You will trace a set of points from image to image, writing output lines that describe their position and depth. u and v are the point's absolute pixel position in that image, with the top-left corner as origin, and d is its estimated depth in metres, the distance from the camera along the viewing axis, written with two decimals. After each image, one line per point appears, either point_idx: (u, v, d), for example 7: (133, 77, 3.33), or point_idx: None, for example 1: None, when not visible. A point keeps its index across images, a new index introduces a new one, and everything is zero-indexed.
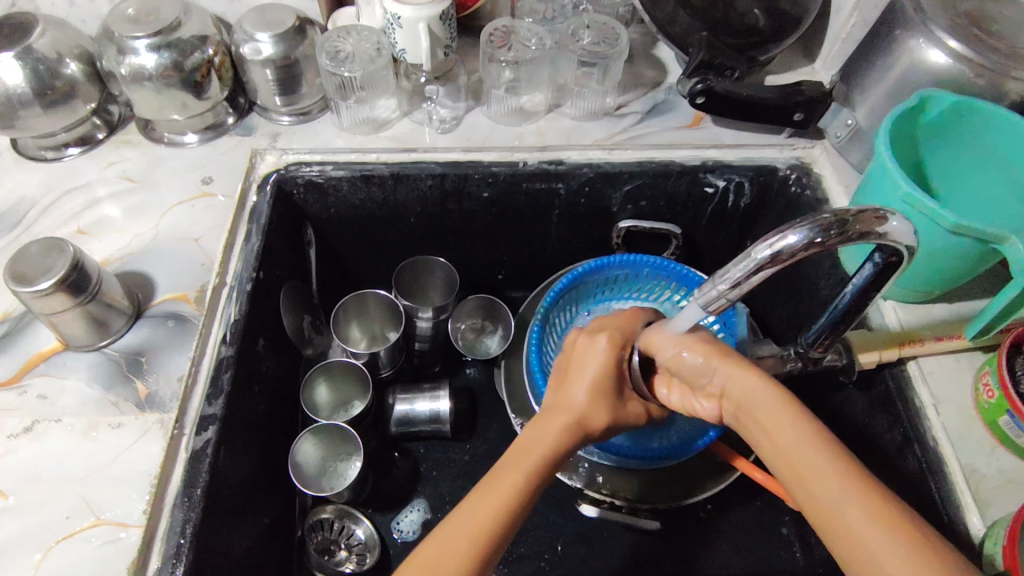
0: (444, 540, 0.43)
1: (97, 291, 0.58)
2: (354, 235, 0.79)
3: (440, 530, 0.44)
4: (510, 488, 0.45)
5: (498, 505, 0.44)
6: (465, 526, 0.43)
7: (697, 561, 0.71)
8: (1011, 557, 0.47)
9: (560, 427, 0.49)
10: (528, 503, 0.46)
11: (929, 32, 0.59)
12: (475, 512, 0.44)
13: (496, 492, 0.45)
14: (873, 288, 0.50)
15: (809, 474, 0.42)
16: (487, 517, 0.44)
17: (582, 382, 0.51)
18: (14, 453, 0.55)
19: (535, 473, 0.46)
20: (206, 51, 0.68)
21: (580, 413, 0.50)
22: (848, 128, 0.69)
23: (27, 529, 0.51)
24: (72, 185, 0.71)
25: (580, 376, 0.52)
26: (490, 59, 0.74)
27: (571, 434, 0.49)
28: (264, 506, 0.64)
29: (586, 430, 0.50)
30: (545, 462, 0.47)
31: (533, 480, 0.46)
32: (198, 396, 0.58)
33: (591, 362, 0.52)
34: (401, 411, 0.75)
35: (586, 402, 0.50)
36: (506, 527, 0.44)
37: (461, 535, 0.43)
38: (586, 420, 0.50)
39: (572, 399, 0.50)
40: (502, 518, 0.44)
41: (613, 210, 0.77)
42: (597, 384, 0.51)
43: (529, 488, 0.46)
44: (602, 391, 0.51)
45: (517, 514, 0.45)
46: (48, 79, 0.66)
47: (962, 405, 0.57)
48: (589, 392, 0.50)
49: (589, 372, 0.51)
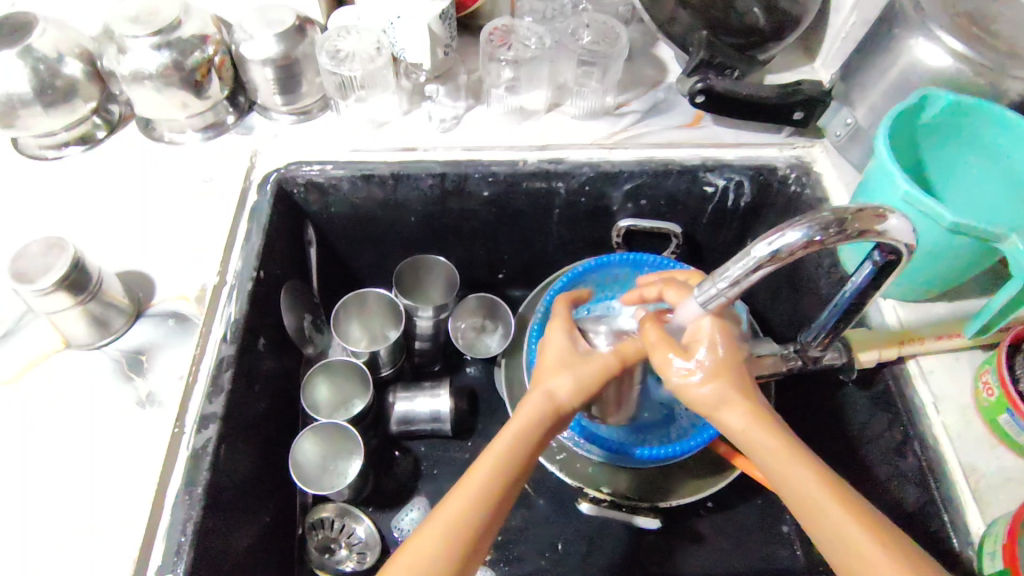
0: (429, 537, 0.44)
1: (97, 290, 0.58)
2: (354, 235, 0.79)
3: (425, 525, 0.45)
4: (488, 474, 0.46)
5: (477, 495, 0.46)
6: (446, 517, 0.45)
7: (698, 559, 0.71)
8: (1011, 555, 0.47)
9: (530, 402, 0.51)
10: (507, 491, 0.47)
11: (928, 31, 0.59)
12: (457, 504, 0.45)
13: (473, 480, 0.46)
14: (873, 286, 0.50)
15: (808, 506, 0.43)
16: (467, 506, 0.45)
17: (551, 364, 0.53)
18: (15, 452, 0.55)
19: (511, 454, 0.48)
20: (205, 51, 0.69)
21: (547, 386, 0.52)
22: (848, 127, 0.70)
23: (27, 527, 0.51)
24: (72, 184, 0.71)
25: (548, 358, 0.54)
26: (490, 58, 0.75)
27: (542, 408, 0.50)
28: (265, 504, 0.64)
29: (558, 402, 0.51)
30: (517, 440, 0.48)
31: (510, 463, 0.47)
32: (198, 395, 0.58)
33: (550, 345, 0.55)
34: (401, 411, 0.75)
35: (552, 378, 0.52)
36: (488, 514, 0.45)
37: (444, 528, 0.44)
38: (554, 392, 0.51)
39: (541, 378, 0.53)
40: (481, 504, 0.45)
41: (613, 209, 0.78)
42: (564, 364, 0.53)
43: (506, 470, 0.47)
44: (566, 364, 0.53)
45: (497, 500, 0.46)
46: (49, 79, 0.66)
47: (962, 403, 0.57)
48: (555, 370, 0.53)
49: (555, 353, 0.54)
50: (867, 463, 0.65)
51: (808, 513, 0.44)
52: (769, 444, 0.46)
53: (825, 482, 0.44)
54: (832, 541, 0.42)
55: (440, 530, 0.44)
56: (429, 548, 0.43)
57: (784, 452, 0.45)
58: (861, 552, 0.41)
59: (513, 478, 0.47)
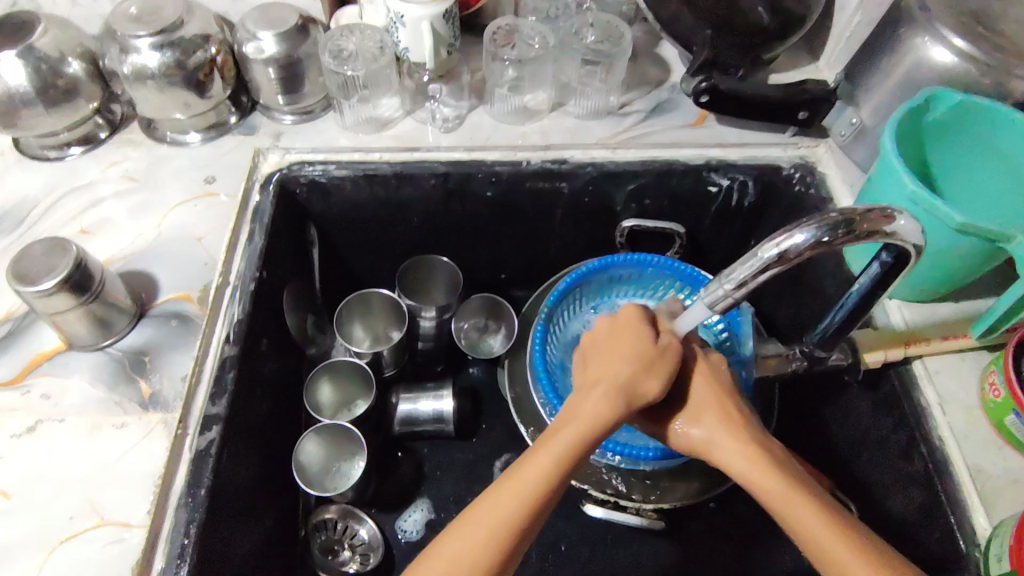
0: (470, 536, 0.44)
1: (100, 291, 0.58)
2: (357, 236, 0.79)
3: (462, 524, 0.45)
4: (539, 477, 0.45)
5: (524, 497, 0.45)
6: (488, 520, 0.44)
7: (702, 561, 0.71)
8: (1017, 556, 0.46)
9: (602, 400, 0.49)
10: (554, 492, 0.46)
11: (934, 31, 0.59)
12: (504, 501, 0.45)
13: (525, 477, 0.45)
14: (880, 287, 0.50)
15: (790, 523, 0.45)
16: (513, 510, 0.44)
17: (631, 359, 0.50)
18: (17, 454, 0.54)
19: (568, 453, 0.47)
20: (208, 51, 0.68)
21: (625, 381, 0.49)
22: (853, 127, 0.69)
23: (30, 529, 0.51)
24: (74, 185, 0.71)
25: (625, 351, 0.51)
26: (494, 58, 0.74)
27: (616, 405, 0.48)
28: (268, 506, 0.64)
29: (634, 398, 0.49)
30: (587, 435, 0.47)
31: (562, 466, 0.46)
32: (202, 394, 0.58)
33: (627, 341, 0.52)
34: (405, 411, 0.75)
35: (631, 371, 0.50)
36: (531, 519, 0.44)
37: (488, 531, 0.44)
38: (636, 390, 0.49)
39: (614, 372, 0.50)
40: (526, 509, 0.44)
41: (616, 210, 0.77)
42: (644, 358, 0.50)
43: (554, 475, 0.46)
44: (648, 362, 0.50)
45: (543, 506, 0.45)
46: (51, 78, 0.66)
47: (968, 404, 0.57)
48: (634, 366, 0.50)
49: (631, 343, 0.51)
50: (874, 464, 0.65)
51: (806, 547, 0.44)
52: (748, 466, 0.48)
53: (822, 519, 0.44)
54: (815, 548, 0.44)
55: (481, 535, 0.44)
56: (468, 554, 0.43)
57: (785, 495, 0.46)
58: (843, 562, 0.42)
59: (564, 481, 0.46)
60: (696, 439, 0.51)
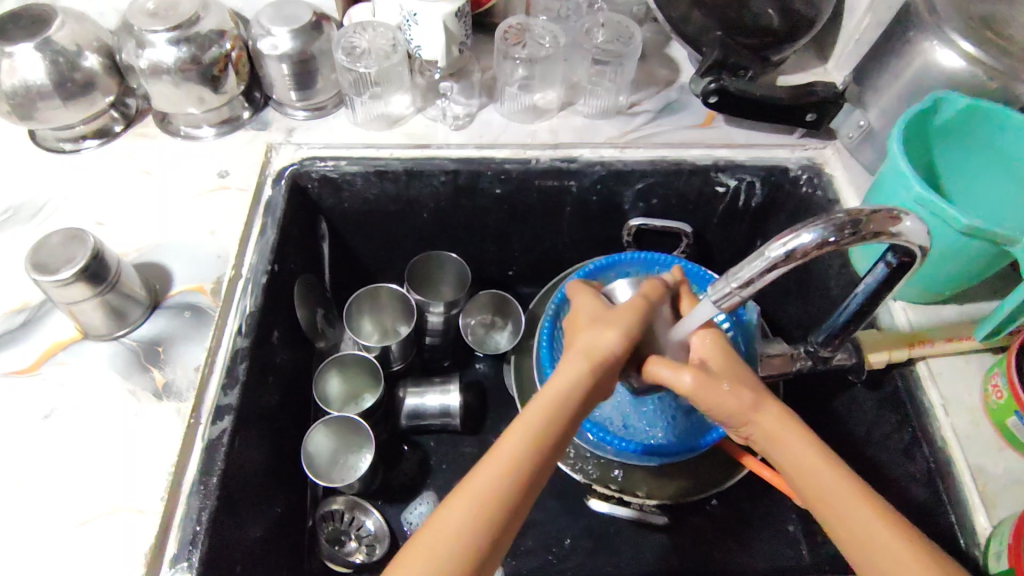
0: (457, 506, 0.43)
1: (115, 281, 0.59)
2: (367, 231, 0.80)
3: (451, 500, 0.43)
4: (522, 445, 0.45)
5: (510, 465, 0.44)
6: (474, 495, 0.43)
7: (702, 556, 0.72)
8: (1015, 553, 0.47)
9: (571, 360, 0.49)
10: (541, 462, 0.45)
11: (942, 34, 0.59)
12: (486, 476, 0.44)
13: (504, 447, 0.45)
14: (885, 287, 0.51)
15: (831, 511, 0.45)
16: (499, 482, 0.43)
17: (586, 322, 0.52)
18: (34, 440, 0.56)
19: (550, 417, 0.46)
20: (223, 46, 0.69)
21: (587, 340, 0.50)
22: (860, 129, 0.70)
23: (47, 512, 0.52)
24: (90, 176, 0.72)
25: (581, 319, 0.53)
26: (505, 57, 0.75)
27: (584, 361, 0.49)
28: (277, 496, 0.65)
29: (603, 355, 0.49)
30: (567, 395, 0.47)
31: (546, 430, 0.46)
32: (214, 384, 0.59)
33: (583, 312, 0.54)
34: (412, 405, 0.76)
35: (589, 331, 0.51)
36: (520, 488, 0.44)
37: (470, 505, 0.43)
38: (594, 346, 0.50)
39: (576, 339, 0.51)
40: (513, 479, 0.44)
41: (624, 208, 0.78)
42: (597, 318, 0.52)
43: (541, 439, 0.45)
44: (603, 321, 0.51)
45: (529, 474, 0.44)
46: (68, 72, 0.67)
47: (971, 405, 0.58)
48: (589, 328, 0.51)
49: (586, 311, 0.54)
50: (877, 463, 0.66)
51: (832, 512, 0.45)
52: (796, 445, 0.47)
53: (854, 484, 0.45)
54: (860, 537, 0.43)
55: (469, 510, 0.42)
56: (458, 529, 0.42)
57: (827, 477, 0.45)
58: (890, 554, 0.42)
59: (551, 447, 0.46)
60: (742, 398, 0.49)
